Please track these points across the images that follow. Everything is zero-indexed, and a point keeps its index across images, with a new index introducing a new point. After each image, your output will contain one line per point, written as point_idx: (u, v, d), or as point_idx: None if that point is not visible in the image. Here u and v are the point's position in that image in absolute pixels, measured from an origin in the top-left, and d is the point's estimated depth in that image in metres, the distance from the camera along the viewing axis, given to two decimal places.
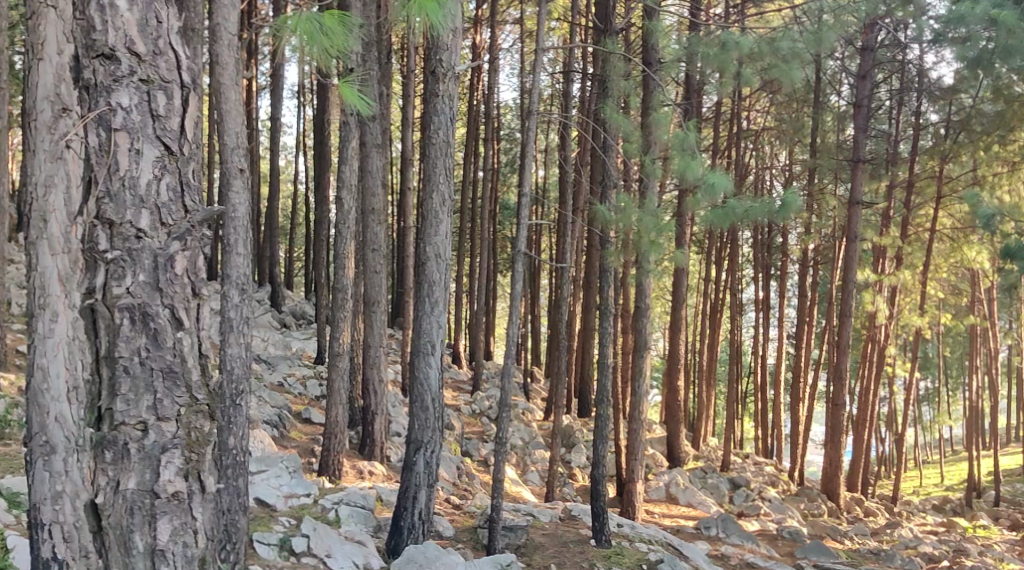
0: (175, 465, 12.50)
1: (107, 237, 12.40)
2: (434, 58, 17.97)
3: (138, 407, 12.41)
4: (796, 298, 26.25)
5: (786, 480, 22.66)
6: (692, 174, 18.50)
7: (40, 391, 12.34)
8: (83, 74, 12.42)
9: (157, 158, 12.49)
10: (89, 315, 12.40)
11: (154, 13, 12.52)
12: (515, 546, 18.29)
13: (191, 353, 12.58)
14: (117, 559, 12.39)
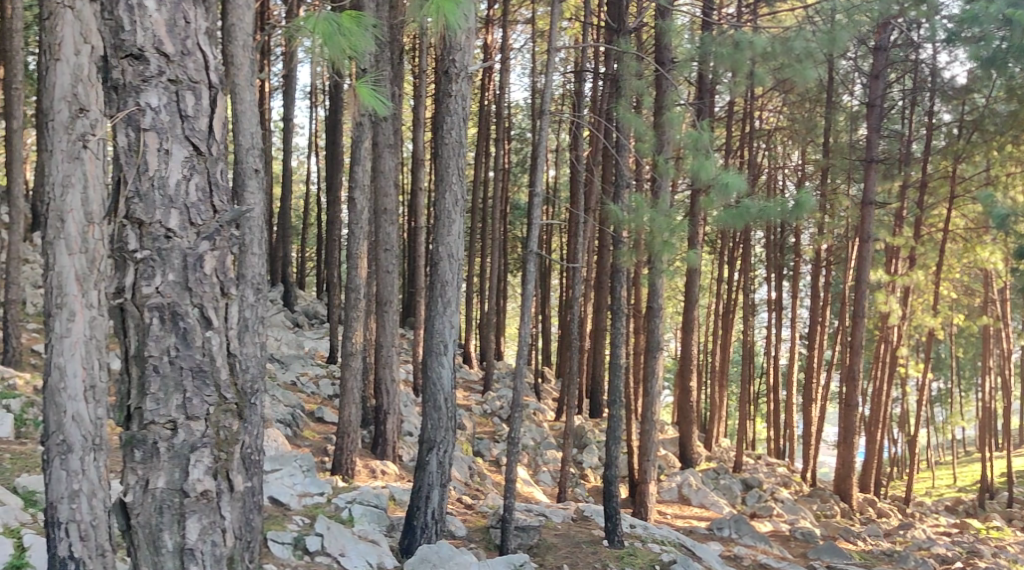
0: (204, 465, 12.98)
1: (136, 237, 12.87)
2: (447, 59, 18.15)
3: (167, 407, 12.87)
4: (808, 298, 26.14)
5: (799, 480, 22.58)
6: (706, 174, 18.57)
7: (58, 389, 14.50)
8: (113, 75, 12.94)
9: (186, 158, 12.97)
10: (119, 314, 12.90)
11: (182, 13, 12.99)
12: (527, 546, 18.37)
13: (219, 353, 13.02)
14: (147, 558, 12.91)
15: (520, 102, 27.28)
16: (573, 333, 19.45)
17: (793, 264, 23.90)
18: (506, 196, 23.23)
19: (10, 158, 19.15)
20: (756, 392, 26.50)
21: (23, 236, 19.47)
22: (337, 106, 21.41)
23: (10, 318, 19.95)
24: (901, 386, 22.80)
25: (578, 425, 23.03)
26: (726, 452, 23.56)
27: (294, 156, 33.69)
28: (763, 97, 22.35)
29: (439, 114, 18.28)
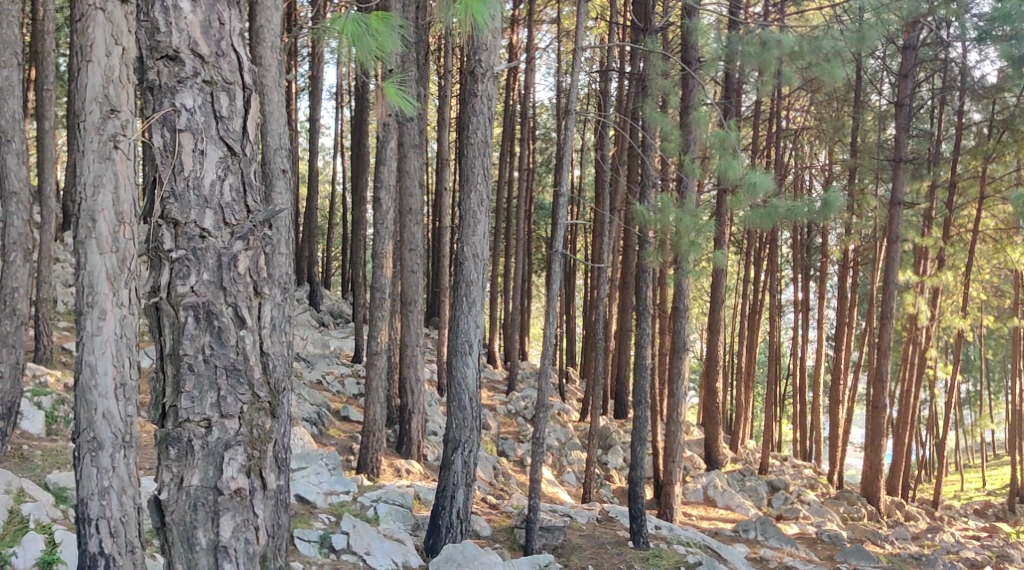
0: (238, 463, 13.12)
1: (172, 237, 13.05)
2: (474, 59, 18.22)
3: (202, 405, 13.04)
4: (835, 299, 25.92)
5: (825, 483, 22.44)
6: (734, 173, 18.52)
7: (90, 387, 15.09)
8: (148, 76, 13.11)
9: (220, 159, 13.12)
10: (155, 313, 13.09)
11: (217, 15, 13.14)
12: (553, 546, 18.32)
13: (253, 352, 13.18)
14: (181, 555, 13.05)
15: (546, 102, 27.24)
16: (598, 333, 19.45)
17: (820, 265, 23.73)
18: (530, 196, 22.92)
19: (41, 158, 19.41)
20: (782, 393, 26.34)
21: (54, 235, 19.73)
22: (362, 106, 21.48)
23: (41, 317, 20.22)
24: (929, 388, 22.60)
25: (602, 426, 22.98)
26: (751, 453, 23.45)
27: (320, 155, 33.80)
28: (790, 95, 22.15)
29: (465, 115, 18.35)
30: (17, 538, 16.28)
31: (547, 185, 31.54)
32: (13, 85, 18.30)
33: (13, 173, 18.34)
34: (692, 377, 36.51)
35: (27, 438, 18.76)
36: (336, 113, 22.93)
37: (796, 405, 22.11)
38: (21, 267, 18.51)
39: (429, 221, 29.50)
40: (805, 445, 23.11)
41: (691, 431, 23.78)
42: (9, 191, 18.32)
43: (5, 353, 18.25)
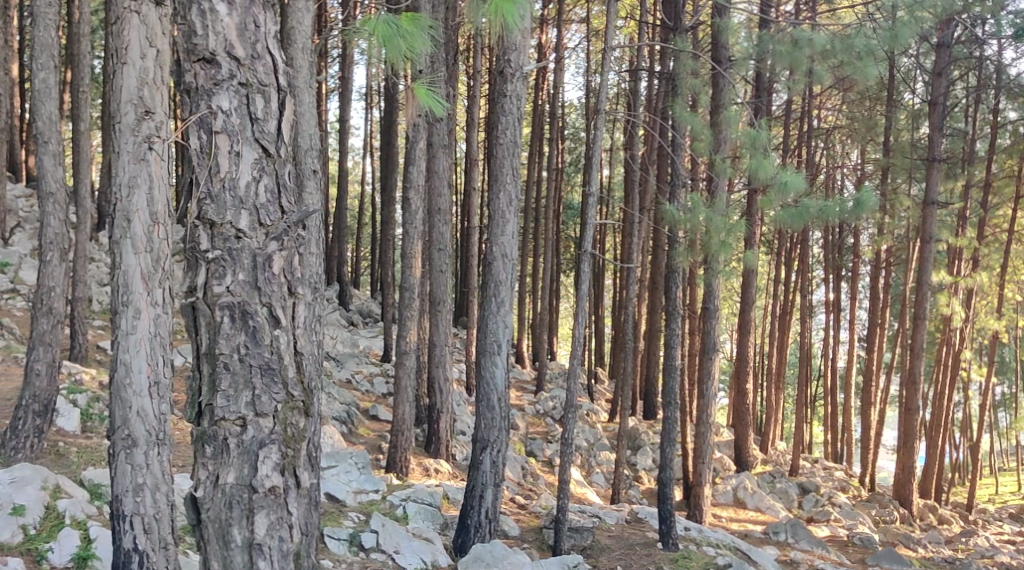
0: (273, 461, 13.21)
1: (208, 237, 13.16)
2: (504, 59, 18.25)
3: (237, 403, 13.14)
4: (867, 301, 25.75)
5: (857, 485, 22.24)
6: (764, 173, 18.43)
7: (124, 385, 15.54)
8: (186, 78, 13.24)
9: (256, 160, 13.21)
10: (191, 312, 13.20)
11: (252, 18, 13.25)
12: (581, 547, 18.35)
13: (287, 351, 13.26)
14: (217, 552, 13.16)
15: (577, 102, 27.26)
16: (627, 333, 19.40)
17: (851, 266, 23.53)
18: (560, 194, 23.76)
19: (77, 160, 19.66)
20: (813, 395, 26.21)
21: (89, 236, 19.99)
22: (391, 106, 21.59)
23: (76, 316, 20.48)
24: (964, 391, 22.45)
25: (631, 427, 22.90)
26: (782, 455, 23.32)
27: (349, 157, 33.98)
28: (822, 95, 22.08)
29: (494, 115, 18.37)
30: (52, 534, 16.53)
31: (577, 185, 31.58)
32: (50, 87, 18.40)
33: (50, 174, 18.40)
34: (723, 379, 36.44)
35: (63, 435, 18.95)
36: (366, 115, 23.06)
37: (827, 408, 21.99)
38: (58, 266, 18.53)
39: (459, 222, 29.60)
40: (836, 448, 22.91)
41: (721, 433, 23.67)
42: (46, 192, 18.40)
43: (42, 351, 18.28)
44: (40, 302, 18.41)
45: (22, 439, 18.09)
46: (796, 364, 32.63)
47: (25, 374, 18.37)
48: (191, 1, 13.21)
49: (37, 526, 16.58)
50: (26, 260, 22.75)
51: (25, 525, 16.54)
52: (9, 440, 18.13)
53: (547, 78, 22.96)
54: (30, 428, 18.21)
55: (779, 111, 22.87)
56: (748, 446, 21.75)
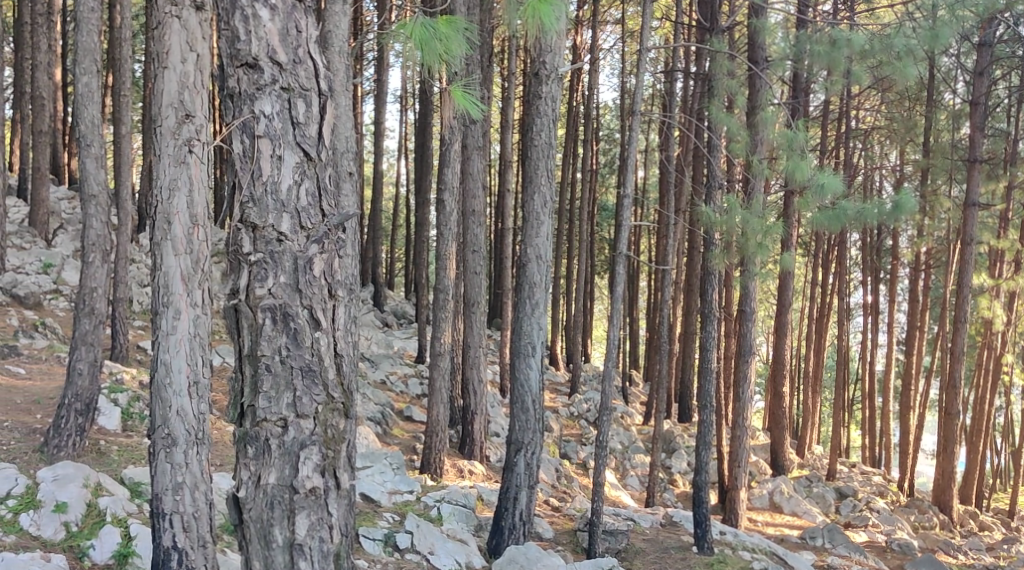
0: (313, 462, 13.25)
1: (250, 240, 13.18)
2: (539, 61, 18.06)
3: (279, 405, 13.17)
4: (905, 303, 25.56)
5: (895, 490, 21.90)
6: (801, 174, 18.17)
7: (164, 384, 15.71)
8: (229, 83, 13.25)
9: (298, 164, 13.21)
10: (233, 314, 13.22)
11: (294, 23, 13.26)
12: (616, 550, 18.19)
13: (327, 352, 13.29)
14: (258, 552, 13.21)
15: (612, 102, 27.35)
16: (663, 334, 19.26)
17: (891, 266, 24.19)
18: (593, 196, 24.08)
19: (117, 163, 19.92)
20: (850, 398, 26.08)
21: (130, 237, 20.26)
22: (426, 109, 21.70)
23: (118, 316, 20.65)
24: (1005, 395, 22.66)
25: (666, 429, 22.81)
26: (819, 460, 23.15)
27: (385, 158, 34.15)
28: (859, 96, 22.03)
29: (529, 116, 18.25)
30: (94, 531, 16.74)
31: (612, 186, 31.59)
32: (92, 91, 18.47)
33: (93, 176, 18.50)
34: (760, 381, 36.36)
35: (104, 433, 19.05)
36: (400, 117, 23.18)
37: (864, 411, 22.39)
38: (100, 267, 18.60)
39: (492, 223, 29.76)
40: (874, 452, 22.81)
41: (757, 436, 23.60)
42: (88, 193, 18.45)
43: (85, 351, 18.33)
44: (82, 303, 18.41)
45: (65, 438, 18.05)
46: (832, 366, 32.51)
47: (68, 373, 18.42)
48: (234, 6, 13.21)
49: (79, 524, 16.81)
50: (69, 261, 23.10)
51: (68, 523, 16.77)
52: (52, 437, 18.07)
53: (581, 79, 22.99)
54: (72, 427, 18.20)
55: (817, 112, 22.70)
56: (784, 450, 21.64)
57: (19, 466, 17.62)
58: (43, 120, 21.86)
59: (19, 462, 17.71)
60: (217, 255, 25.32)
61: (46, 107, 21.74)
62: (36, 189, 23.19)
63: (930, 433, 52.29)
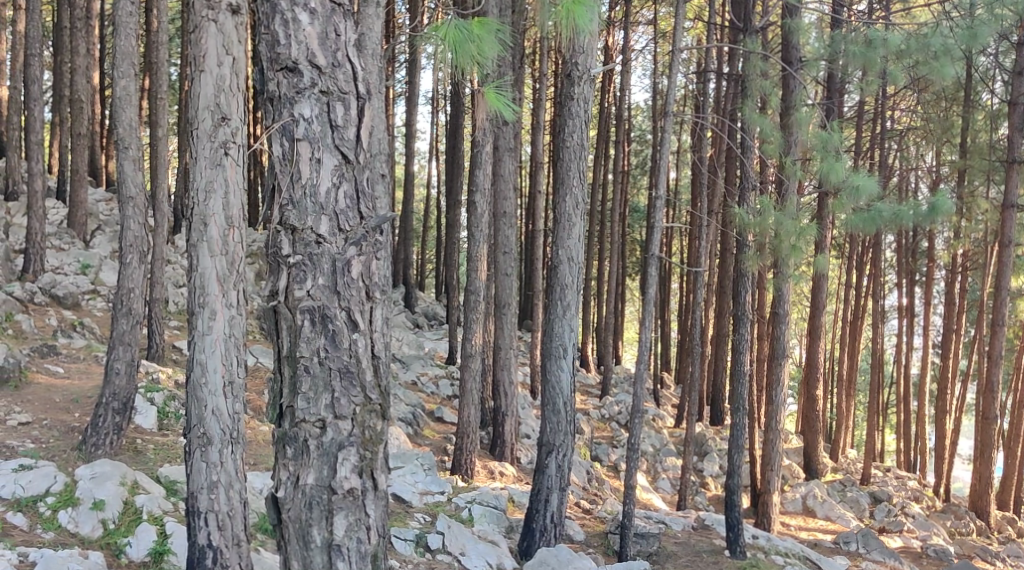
0: (351, 463, 13.23)
1: (289, 243, 13.18)
2: (570, 62, 17.83)
3: (317, 406, 13.17)
4: (941, 306, 25.44)
5: (930, 494, 22.12)
6: (836, 175, 17.74)
7: (199, 384, 15.74)
8: (269, 86, 13.27)
9: (336, 167, 13.21)
10: (273, 316, 13.25)
11: (333, 26, 13.26)
12: (647, 554, 18.04)
13: (365, 354, 13.28)
14: (297, 552, 13.20)
15: (646, 102, 27.46)
16: (694, 336, 19.12)
17: (926, 269, 24.20)
18: (624, 198, 24.28)
19: (155, 165, 20.13)
20: (884, 402, 26.06)
21: (166, 238, 20.47)
22: (457, 110, 21.91)
23: (154, 316, 20.85)
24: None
25: (698, 431, 22.78)
26: (853, 464, 23.13)
27: (418, 161, 34.28)
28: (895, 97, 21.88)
29: (561, 118, 18.07)
30: (130, 529, 16.76)
31: (644, 188, 31.58)
32: (130, 94, 18.53)
33: (131, 178, 18.44)
34: (793, 385, 36.34)
35: (140, 432, 19.10)
36: (431, 119, 23.28)
37: (899, 413, 22.93)
38: (137, 269, 18.54)
39: (525, 226, 29.86)
40: (909, 457, 22.88)
41: (791, 439, 23.62)
42: (127, 195, 18.44)
43: (123, 350, 18.36)
44: (120, 303, 18.37)
45: (103, 436, 18.13)
46: (867, 370, 32.44)
47: (106, 372, 18.47)
48: (274, 11, 13.23)
49: (116, 521, 16.84)
50: (106, 262, 23.41)
51: (105, 520, 16.82)
52: (90, 436, 18.18)
53: (614, 80, 23.06)
54: (110, 426, 18.29)
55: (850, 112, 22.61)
56: (818, 454, 21.64)
57: (58, 463, 17.79)
58: (82, 123, 22.17)
59: (57, 460, 17.89)
60: (253, 256, 25.55)
61: (85, 110, 22.09)
62: (75, 190, 23.56)
63: (966, 438, 51.84)
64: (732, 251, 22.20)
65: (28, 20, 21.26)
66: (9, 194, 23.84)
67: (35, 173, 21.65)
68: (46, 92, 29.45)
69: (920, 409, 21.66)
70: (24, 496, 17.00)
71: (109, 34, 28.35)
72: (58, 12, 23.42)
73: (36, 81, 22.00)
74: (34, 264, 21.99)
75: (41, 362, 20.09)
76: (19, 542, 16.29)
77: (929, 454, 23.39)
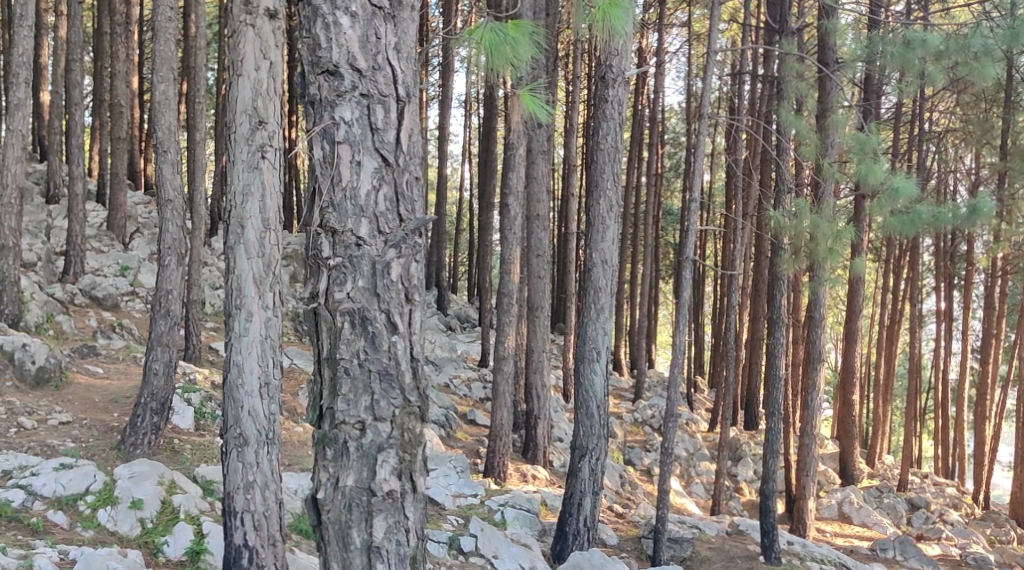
0: (390, 465, 13.04)
1: (330, 244, 13.02)
2: (604, 65, 17.65)
3: (357, 407, 12.99)
4: (981, 310, 25.29)
5: (968, 501, 22.03)
6: (875, 178, 17.57)
7: (236, 385, 15.79)
8: (310, 90, 13.11)
9: (376, 169, 13.04)
10: (313, 318, 13.09)
11: (374, 30, 13.09)
12: (680, 558, 17.90)
13: (404, 356, 13.10)
14: (337, 553, 13.02)
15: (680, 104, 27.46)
16: (729, 338, 18.95)
17: (965, 273, 23.98)
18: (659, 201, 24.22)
19: (192, 168, 20.31)
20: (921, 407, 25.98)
21: (203, 240, 20.67)
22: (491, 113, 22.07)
23: (191, 318, 21.03)
24: None
25: (732, 436, 22.67)
26: (890, 470, 22.96)
27: (449, 163, 34.43)
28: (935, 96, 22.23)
29: (595, 121, 17.90)
30: (168, 528, 16.84)
31: (678, 191, 31.57)
32: (169, 99, 18.46)
33: (169, 182, 18.46)
34: (828, 390, 36.15)
35: (178, 432, 19.18)
36: (465, 123, 23.36)
37: (938, 420, 22.94)
38: (175, 270, 18.59)
39: (557, 228, 29.88)
40: (947, 464, 22.79)
41: (825, 445, 23.59)
42: (165, 199, 18.45)
43: (161, 351, 18.38)
44: (158, 305, 18.41)
45: (141, 436, 18.28)
46: (905, 375, 32.23)
47: (144, 372, 18.53)
48: (315, 14, 13.07)
49: (154, 520, 16.93)
50: (144, 264, 23.69)
51: (143, 519, 16.92)
52: (128, 436, 18.32)
53: (647, 82, 23.17)
54: (148, 426, 18.41)
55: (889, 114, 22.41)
56: (854, 460, 21.56)
57: (97, 463, 17.88)
58: (122, 126, 22.46)
59: (97, 459, 17.98)
60: (289, 258, 25.76)
61: (124, 113, 22.39)
62: (115, 193, 23.87)
63: (1007, 445, 51.12)
64: (767, 252, 22.06)
65: (70, 26, 21.59)
66: (51, 197, 24.21)
67: (76, 176, 21.92)
68: (88, 97, 29.93)
69: (959, 415, 21.55)
70: (64, 494, 17.08)
71: (149, 39, 28.69)
72: (99, 18, 23.73)
73: (78, 86, 22.33)
74: (75, 266, 22.28)
75: (82, 363, 20.34)
76: (59, 540, 16.41)
77: (968, 461, 23.24)
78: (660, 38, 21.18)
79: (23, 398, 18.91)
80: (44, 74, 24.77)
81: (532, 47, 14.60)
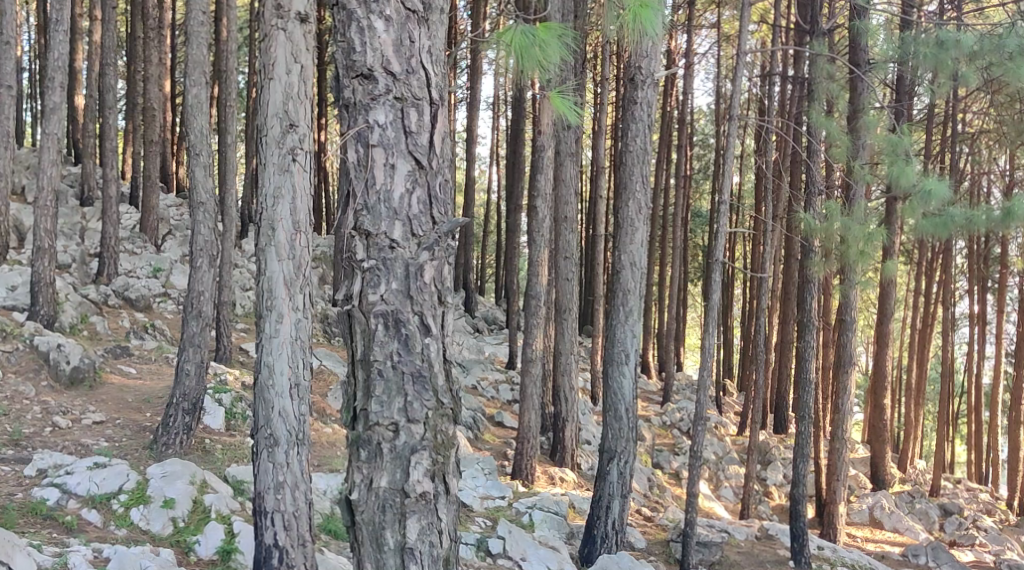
0: (423, 466, 13.00)
1: (363, 247, 13.00)
2: (633, 66, 17.51)
3: (390, 409, 12.95)
4: (1014, 315, 25.09)
5: (1003, 507, 21.85)
6: (906, 179, 17.41)
7: (267, 386, 15.80)
8: (344, 94, 13.11)
9: (409, 172, 13.02)
10: (347, 320, 13.05)
11: (407, 33, 13.07)
12: (709, 563, 17.65)
13: (437, 359, 13.06)
14: (370, 554, 12.98)
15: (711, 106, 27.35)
16: (760, 341, 18.77)
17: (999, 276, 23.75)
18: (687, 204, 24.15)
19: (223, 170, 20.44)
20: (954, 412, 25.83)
21: (234, 242, 20.79)
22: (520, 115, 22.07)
23: (222, 319, 21.18)
24: None
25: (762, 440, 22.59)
26: (921, 475, 22.78)
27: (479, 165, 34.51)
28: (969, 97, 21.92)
29: (624, 122, 17.73)
30: (199, 527, 16.87)
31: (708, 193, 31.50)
32: (201, 102, 18.56)
33: (201, 185, 18.56)
34: (860, 392, 35.88)
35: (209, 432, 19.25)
36: (494, 124, 23.36)
37: (972, 425, 22.75)
38: (206, 272, 18.65)
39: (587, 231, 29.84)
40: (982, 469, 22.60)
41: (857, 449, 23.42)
42: (197, 201, 18.56)
43: (193, 352, 18.46)
44: (189, 306, 18.50)
45: (174, 436, 18.33)
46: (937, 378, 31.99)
47: (176, 372, 18.60)
48: (350, 18, 13.07)
49: (186, 519, 16.96)
50: (176, 265, 23.89)
51: (175, 518, 16.93)
52: (161, 436, 18.38)
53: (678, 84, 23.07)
54: (180, 426, 18.47)
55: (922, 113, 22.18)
56: (885, 465, 21.35)
57: (130, 462, 17.94)
58: (154, 130, 22.66)
59: (129, 459, 18.04)
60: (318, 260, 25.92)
61: (156, 117, 22.59)
62: (147, 196, 24.08)
63: None
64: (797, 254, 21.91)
65: (104, 29, 21.81)
66: (85, 200, 24.46)
67: (110, 179, 22.13)
68: (123, 101, 30.24)
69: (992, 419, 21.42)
70: (97, 493, 17.12)
71: (181, 41, 28.94)
72: (133, 22, 23.96)
73: (111, 90, 22.52)
74: (109, 267, 22.50)
75: (115, 363, 20.50)
76: (93, 538, 16.44)
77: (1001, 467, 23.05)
78: (690, 39, 21.06)
79: (57, 398, 19.07)
80: (78, 78, 25.03)
81: (561, 47, 14.19)
